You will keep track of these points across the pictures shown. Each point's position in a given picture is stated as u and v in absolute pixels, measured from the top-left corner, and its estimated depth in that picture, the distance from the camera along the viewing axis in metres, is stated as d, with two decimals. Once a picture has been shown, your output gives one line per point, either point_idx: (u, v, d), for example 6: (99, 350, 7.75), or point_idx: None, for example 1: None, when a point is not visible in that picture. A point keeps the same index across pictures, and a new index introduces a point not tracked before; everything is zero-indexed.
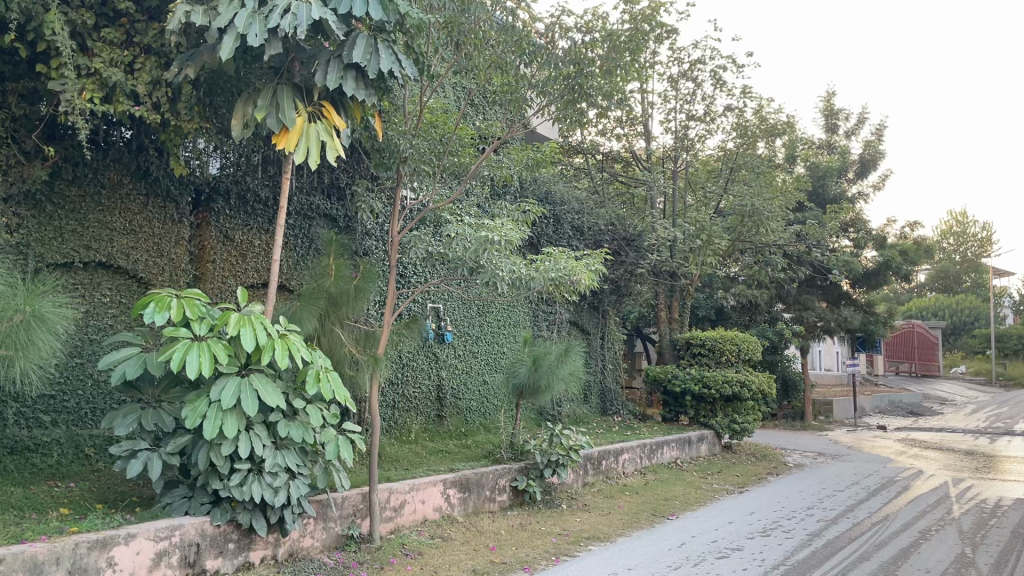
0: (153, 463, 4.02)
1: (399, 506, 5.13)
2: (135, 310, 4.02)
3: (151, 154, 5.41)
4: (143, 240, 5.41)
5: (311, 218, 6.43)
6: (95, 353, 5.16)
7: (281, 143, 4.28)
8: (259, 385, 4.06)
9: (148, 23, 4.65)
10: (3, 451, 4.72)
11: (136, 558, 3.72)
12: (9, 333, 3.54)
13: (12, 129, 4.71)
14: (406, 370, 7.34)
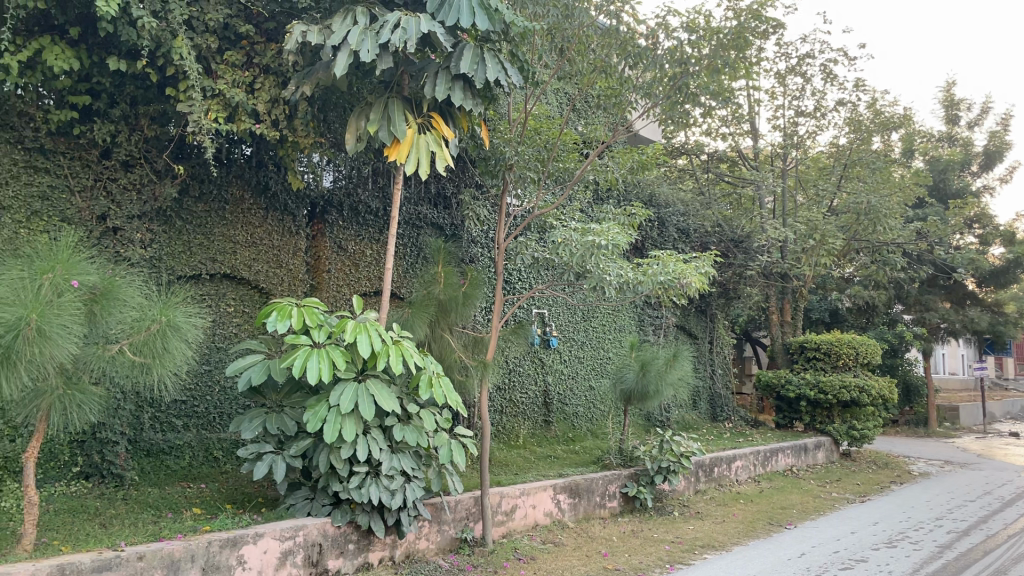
0: (277, 465, 4.18)
1: (511, 510, 5.16)
2: (259, 319, 4.21)
3: (269, 169, 5.64)
4: (263, 252, 5.65)
5: (419, 227, 6.57)
6: (221, 361, 5.41)
7: (393, 154, 4.39)
8: (375, 390, 4.16)
9: (266, 45, 4.86)
10: (141, 454, 5.01)
11: (263, 557, 3.89)
12: (147, 342, 3.78)
13: (145, 149, 5.03)
14: (513, 376, 7.38)
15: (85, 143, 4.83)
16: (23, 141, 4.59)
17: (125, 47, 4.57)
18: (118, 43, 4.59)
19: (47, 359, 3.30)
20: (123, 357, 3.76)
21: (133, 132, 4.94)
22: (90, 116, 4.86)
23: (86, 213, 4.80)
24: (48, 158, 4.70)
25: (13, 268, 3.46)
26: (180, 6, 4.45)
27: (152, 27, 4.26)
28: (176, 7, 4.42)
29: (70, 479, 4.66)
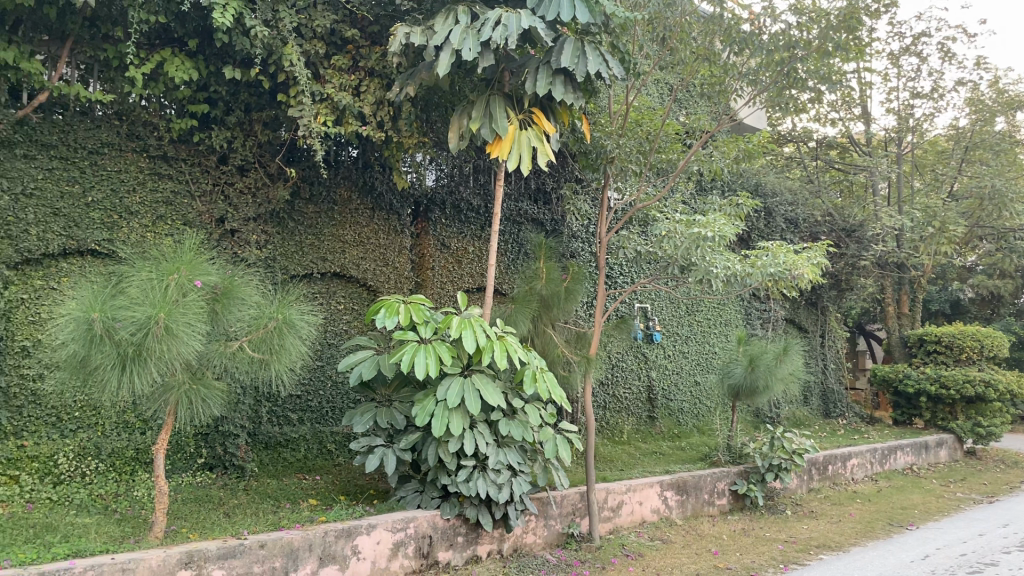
0: (388, 458, 4.28)
1: (617, 507, 5.12)
2: (368, 316, 4.32)
3: (375, 170, 5.78)
4: (370, 251, 5.81)
5: (520, 223, 6.59)
6: (333, 357, 5.59)
7: (495, 151, 4.42)
8: (480, 385, 4.21)
9: (370, 48, 4.97)
10: (260, 446, 5.22)
11: (376, 547, 4.00)
12: (265, 339, 3.94)
13: (259, 154, 5.21)
14: (616, 371, 7.33)
15: (204, 149, 5.04)
16: (147, 149, 4.84)
17: (240, 56, 4.76)
18: (233, 53, 4.79)
19: (174, 355, 3.48)
20: (243, 353, 3.93)
21: (247, 138, 5.13)
22: (209, 124, 5.08)
23: (205, 217, 5.02)
24: (170, 165, 4.93)
25: (143, 270, 3.66)
26: (290, 14, 4.60)
27: (264, 36, 4.42)
28: (286, 15, 4.58)
29: (195, 470, 4.90)
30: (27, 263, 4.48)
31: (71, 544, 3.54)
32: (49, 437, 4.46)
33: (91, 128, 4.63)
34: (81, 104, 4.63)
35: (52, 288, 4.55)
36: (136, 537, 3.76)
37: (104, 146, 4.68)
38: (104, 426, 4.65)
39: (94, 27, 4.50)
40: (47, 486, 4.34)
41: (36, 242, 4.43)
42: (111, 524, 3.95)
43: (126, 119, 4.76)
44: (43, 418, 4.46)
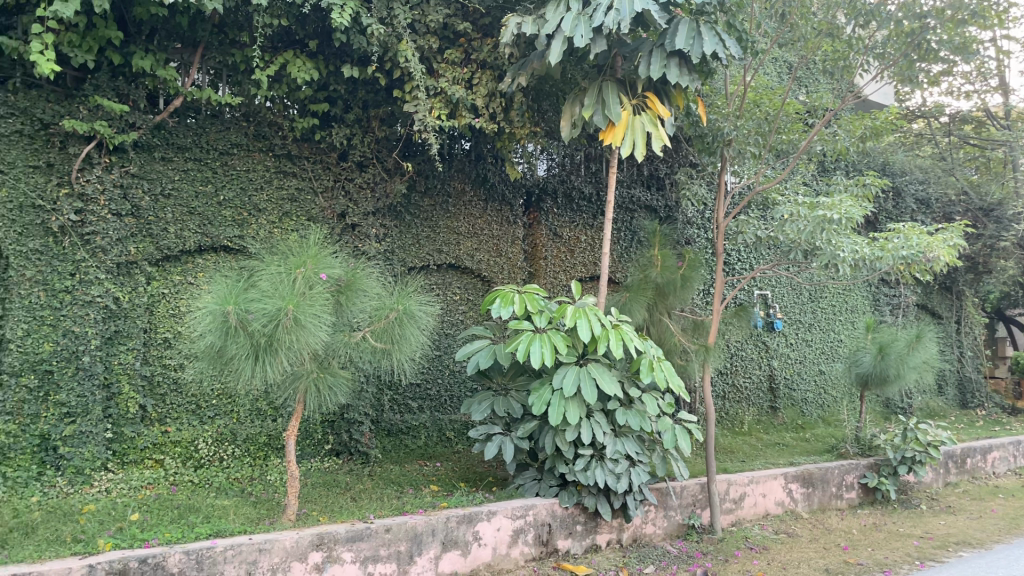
0: (506, 446, 4.31)
1: (740, 498, 5.00)
2: (484, 306, 4.36)
3: (488, 162, 5.83)
4: (484, 242, 5.88)
5: (633, 211, 6.51)
6: (450, 347, 5.70)
7: (608, 138, 4.37)
8: (596, 374, 4.17)
9: (482, 40, 4.99)
10: (383, 433, 5.38)
11: (497, 534, 4.05)
12: (386, 329, 4.04)
13: (376, 150, 5.34)
14: (735, 360, 7.15)
15: (325, 147, 5.20)
16: (273, 148, 5.03)
17: (357, 55, 4.89)
18: (350, 52, 4.92)
19: (302, 345, 3.63)
20: (366, 343, 4.05)
21: (366, 134, 5.27)
22: (329, 122, 5.25)
23: (328, 212, 5.19)
24: (294, 163, 5.12)
25: (272, 264, 3.82)
26: (404, 11, 4.67)
27: (380, 34, 4.52)
28: (400, 12, 4.66)
29: (323, 456, 5.08)
30: (167, 260, 4.76)
31: (212, 525, 3.74)
32: (189, 423, 4.72)
33: (221, 129, 4.85)
34: (212, 107, 4.86)
35: (189, 283, 4.82)
36: (270, 519, 3.94)
37: (233, 146, 4.90)
38: (240, 413, 4.89)
39: (221, 34, 4.72)
40: (188, 470, 4.62)
41: (174, 239, 4.70)
42: (247, 506, 4.16)
43: (253, 120, 4.96)
44: (184, 405, 4.72)
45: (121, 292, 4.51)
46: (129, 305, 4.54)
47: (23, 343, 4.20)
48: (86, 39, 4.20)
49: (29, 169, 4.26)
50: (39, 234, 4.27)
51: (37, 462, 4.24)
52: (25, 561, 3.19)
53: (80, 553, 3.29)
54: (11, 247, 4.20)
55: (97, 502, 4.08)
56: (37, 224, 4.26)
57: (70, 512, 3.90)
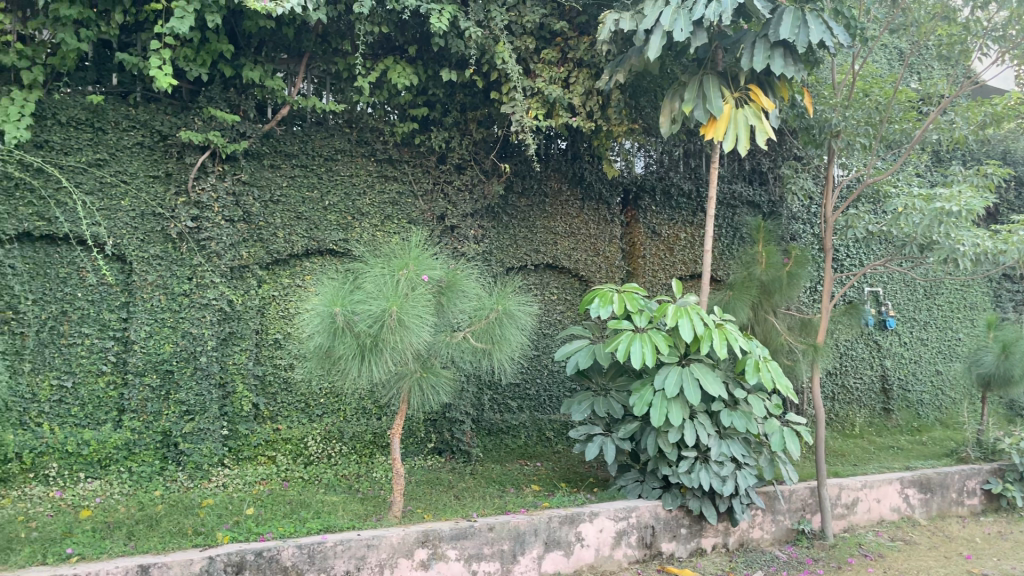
0: (607, 447, 4.27)
1: (852, 504, 4.80)
2: (583, 305, 4.34)
3: (585, 160, 5.79)
4: (581, 241, 5.85)
5: (735, 206, 6.35)
6: (548, 346, 5.71)
7: (709, 133, 4.27)
8: (700, 374, 4.08)
9: (579, 39, 4.96)
10: (483, 432, 5.43)
11: (600, 535, 4.02)
12: (487, 330, 4.08)
13: (474, 152, 5.38)
14: (844, 360, 6.89)
15: (424, 150, 5.27)
16: (375, 153, 5.13)
17: (455, 58, 4.94)
18: (448, 55, 4.97)
19: (406, 346, 3.70)
20: (467, 343, 4.11)
21: (464, 137, 5.32)
22: (428, 126, 5.32)
23: (428, 215, 5.27)
24: (395, 167, 5.21)
25: (376, 266, 3.90)
26: (501, 13, 4.69)
27: (478, 37, 4.56)
28: (497, 14, 4.67)
29: (426, 454, 5.16)
30: (277, 263, 4.93)
31: (322, 520, 3.85)
32: (299, 421, 4.88)
33: (326, 136, 4.99)
34: (317, 115, 5.00)
35: (298, 286, 4.98)
36: (377, 515, 4.03)
37: (337, 152, 5.03)
38: (346, 411, 5.03)
39: (325, 43, 4.85)
40: (299, 466, 4.79)
41: (283, 243, 4.86)
42: (355, 502, 4.26)
43: (355, 126, 5.07)
44: (293, 404, 4.89)
45: (235, 295, 4.70)
46: (242, 307, 4.73)
47: (146, 344, 4.43)
48: (200, 53, 4.39)
49: (150, 179, 4.49)
50: (159, 240, 4.50)
51: (159, 458, 4.48)
52: (151, 552, 3.36)
53: (200, 546, 3.44)
54: (134, 254, 4.43)
55: (215, 496, 4.27)
56: (157, 230, 4.49)
57: (191, 505, 4.08)
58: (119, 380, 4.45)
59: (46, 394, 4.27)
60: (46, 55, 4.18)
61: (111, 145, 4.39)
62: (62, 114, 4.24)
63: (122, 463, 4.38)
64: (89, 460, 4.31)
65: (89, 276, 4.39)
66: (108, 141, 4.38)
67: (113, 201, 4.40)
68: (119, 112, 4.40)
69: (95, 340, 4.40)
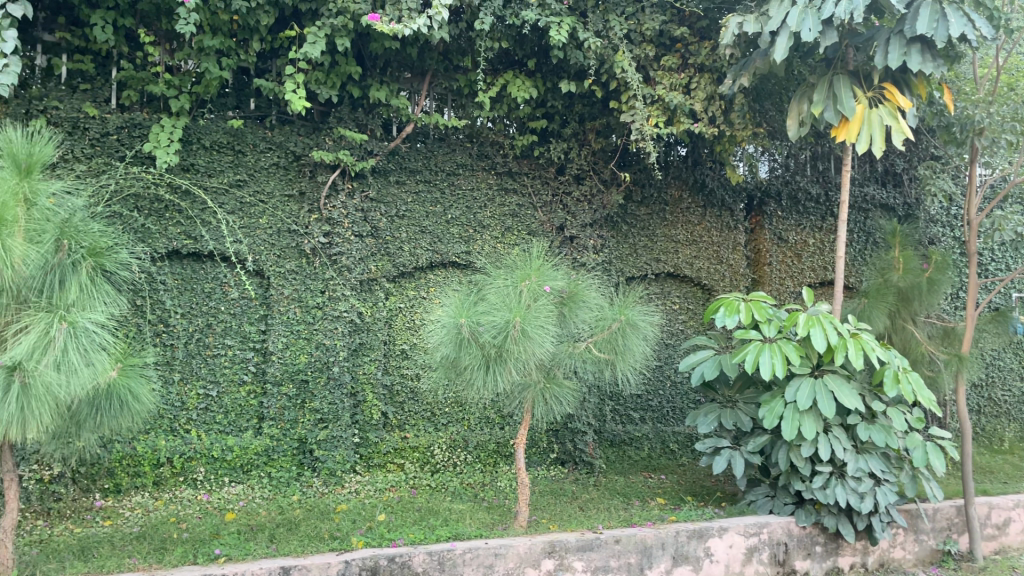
0: (736, 461, 4.15)
1: (1004, 525, 4.50)
2: (707, 315, 4.25)
3: (706, 167, 5.68)
4: (704, 249, 5.75)
5: (867, 210, 6.08)
6: (671, 357, 5.63)
7: (841, 135, 4.11)
8: (834, 386, 3.91)
9: (699, 44, 4.87)
10: (606, 443, 5.40)
11: (729, 551, 3.92)
12: (610, 340, 4.05)
13: (593, 162, 5.38)
14: (991, 370, 6.47)
15: (543, 162, 5.31)
16: (495, 166, 5.21)
17: (573, 70, 4.95)
18: (567, 67, 4.99)
19: (530, 356, 3.72)
20: (590, 353, 4.08)
21: (583, 147, 5.32)
22: (547, 138, 5.35)
23: (547, 225, 5.29)
24: (515, 179, 5.27)
25: (499, 277, 3.95)
26: (620, 22, 4.67)
27: (597, 47, 4.56)
28: (616, 23, 4.66)
29: (549, 464, 5.17)
30: (403, 276, 5.07)
31: (450, 528, 3.93)
32: (425, 430, 5.00)
33: (448, 152, 5.10)
34: (439, 131, 5.12)
35: (423, 298, 5.11)
36: (504, 524, 4.08)
37: (459, 167, 5.13)
38: (470, 420, 5.11)
39: (446, 60, 4.96)
40: (426, 474, 4.91)
41: (409, 257, 4.99)
42: (481, 511, 4.32)
43: (476, 141, 5.18)
44: (420, 413, 5.02)
45: (365, 307, 4.87)
46: (371, 319, 4.89)
47: (283, 355, 4.64)
48: (330, 76, 4.58)
49: (285, 198, 4.71)
50: (294, 256, 4.71)
51: (296, 463, 4.69)
52: (291, 554, 3.52)
53: (337, 549, 3.58)
54: (271, 269, 4.66)
55: (348, 502, 4.43)
56: (292, 246, 4.71)
57: (326, 510, 4.25)
58: (259, 389, 4.68)
59: (194, 403, 4.52)
60: (191, 84, 4.46)
61: (250, 166, 4.63)
62: (206, 138, 4.51)
63: (262, 468, 4.61)
64: (233, 465, 4.55)
65: (232, 290, 4.65)
66: (247, 163, 4.62)
67: (252, 219, 4.64)
68: (256, 135, 4.64)
69: (237, 351, 4.64)
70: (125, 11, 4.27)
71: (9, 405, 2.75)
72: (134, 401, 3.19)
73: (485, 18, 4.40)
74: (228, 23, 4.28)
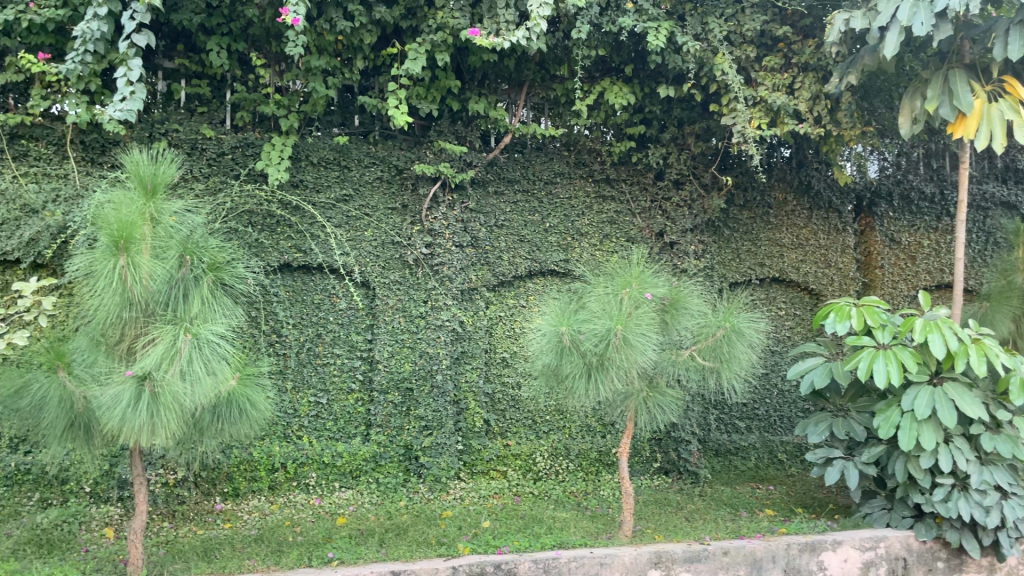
0: (850, 472, 4.01)
1: None
2: (816, 321, 4.12)
3: (812, 168, 5.54)
4: (811, 253, 5.59)
5: (986, 209, 5.78)
6: (777, 364, 5.48)
7: (958, 132, 3.96)
8: (955, 394, 3.73)
9: (803, 42, 4.74)
10: (711, 453, 5.30)
11: (844, 565, 3.79)
12: (715, 348, 3.96)
13: (693, 166, 5.30)
14: None
15: (642, 168, 5.27)
16: (593, 174, 5.20)
17: (671, 74, 4.89)
18: (665, 72, 4.94)
19: (632, 364, 3.70)
20: (694, 361, 4.00)
21: (682, 151, 5.25)
22: (645, 143, 5.30)
23: (647, 232, 5.25)
24: (614, 186, 5.24)
25: (600, 285, 3.93)
26: (719, 23, 4.59)
27: (696, 50, 4.50)
28: (716, 25, 4.58)
29: (653, 473, 5.11)
30: (503, 285, 5.13)
31: (555, 536, 3.93)
32: (527, 438, 5.03)
33: (546, 160, 5.13)
34: (537, 141, 5.16)
35: (523, 306, 5.15)
36: (608, 533, 4.06)
37: (556, 176, 5.15)
38: (571, 428, 5.11)
39: (543, 70, 4.99)
40: (529, 482, 4.94)
41: (508, 266, 5.03)
42: (585, 520, 4.31)
43: (573, 149, 5.18)
44: (522, 420, 5.05)
45: (466, 316, 4.94)
46: (473, 328, 4.96)
47: (389, 363, 4.77)
48: (430, 90, 4.68)
49: (389, 211, 4.84)
50: (398, 267, 4.84)
51: (403, 470, 4.79)
52: (401, 559, 3.60)
53: (444, 555, 3.64)
54: (376, 280, 4.79)
55: (453, 508, 4.50)
56: (395, 258, 4.82)
57: (433, 516, 4.32)
58: (366, 397, 4.82)
59: (305, 410, 4.69)
60: (300, 103, 4.63)
61: (356, 180, 4.77)
62: (314, 155, 4.68)
63: (371, 474, 4.73)
64: (343, 471, 4.69)
65: (340, 301, 4.80)
66: (353, 177, 4.77)
67: (358, 232, 4.78)
68: (361, 150, 4.78)
69: (345, 360, 4.79)
70: (238, 36, 4.48)
71: (140, 412, 2.91)
72: (252, 408, 3.33)
73: (582, 26, 4.40)
74: (333, 43, 4.43)
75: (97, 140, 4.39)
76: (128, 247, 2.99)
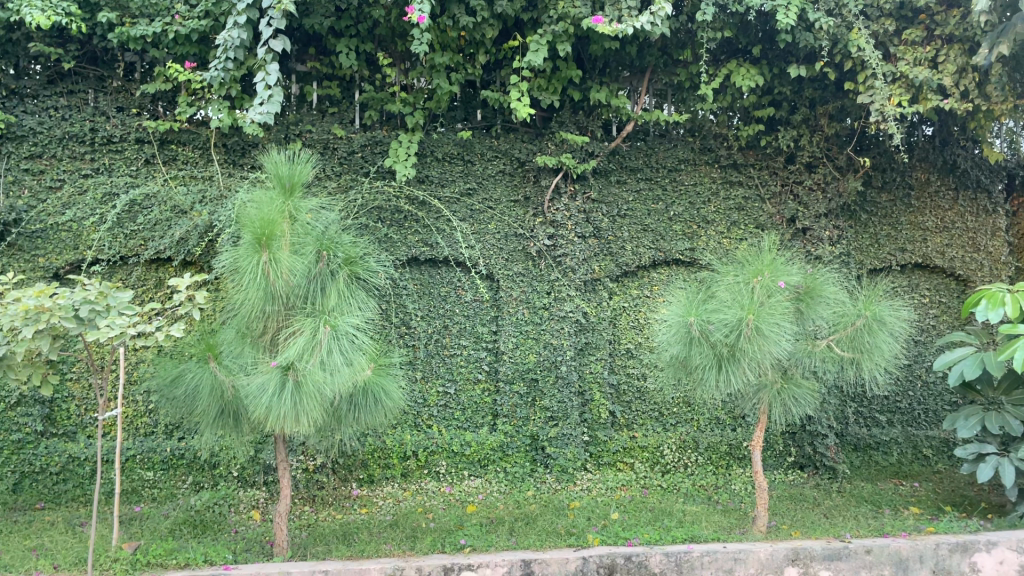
0: (1005, 468, 3.75)
1: None
2: (966, 308, 3.87)
3: (957, 145, 5.22)
4: (957, 237, 5.26)
5: None
6: (921, 355, 5.20)
7: None
8: None
9: (947, 12, 4.46)
10: (849, 447, 5.08)
11: (999, 568, 3.54)
12: (854, 337, 3.79)
13: (826, 148, 5.09)
14: None
15: (772, 152, 5.10)
16: (719, 160, 5.07)
17: (802, 53, 4.71)
18: (796, 51, 4.76)
19: (764, 355, 3.57)
20: (832, 352, 3.86)
21: (814, 133, 5.05)
22: (775, 126, 5.13)
23: (777, 218, 5.09)
24: (741, 171, 5.10)
25: (729, 273, 3.83)
26: None
27: (829, 27, 4.32)
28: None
29: (787, 468, 4.95)
30: (626, 275, 5.08)
31: (686, 529, 3.87)
32: (654, 429, 4.97)
33: (670, 147, 5.04)
34: (660, 128, 5.08)
35: (647, 296, 5.08)
36: (741, 528, 3.95)
37: (681, 163, 5.05)
38: (700, 421, 5.02)
39: (666, 55, 4.90)
40: (656, 474, 4.87)
41: (632, 255, 4.98)
42: (717, 514, 4.22)
43: (699, 135, 5.07)
44: (648, 412, 5.00)
45: (590, 307, 4.92)
46: (596, 318, 4.94)
47: (514, 354, 4.81)
48: (552, 81, 4.68)
49: (511, 204, 4.88)
50: (521, 258, 4.87)
51: (529, 459, 4.83)
52: (532, 548, 3.63)
53: (574, 546, 3.64)
54: (501, 272, 4.84)
55: (581, 499, 4.51)
56: (518, 250, 4.86)
57: (561, 507, 4.35)
58: (492, 387, 4.87)
59: (434, 399, 4.80)
60: (425, 100, 4.73)
61: (479, 175, 4.84)
62: (439, 151, 4.78)
63: (498, 463, 4.79)
64: (471, 460, 4.77)
65: (466, 293, 4.88)
66: (476, 171, 4.84)
67: (482, 225, 4.84)
68: (484, 144, 4.85)
69: (472, 350, 4.86)
70: (365, 37, 4.61)
71: (285, 400, 3.05)
72: (387, 397, 3.44)
73: (707, 8, 4.30)
74: (456, 39, 4.50)
75: (238, 144, 4.63)
76: (270, 243, 3.14)
